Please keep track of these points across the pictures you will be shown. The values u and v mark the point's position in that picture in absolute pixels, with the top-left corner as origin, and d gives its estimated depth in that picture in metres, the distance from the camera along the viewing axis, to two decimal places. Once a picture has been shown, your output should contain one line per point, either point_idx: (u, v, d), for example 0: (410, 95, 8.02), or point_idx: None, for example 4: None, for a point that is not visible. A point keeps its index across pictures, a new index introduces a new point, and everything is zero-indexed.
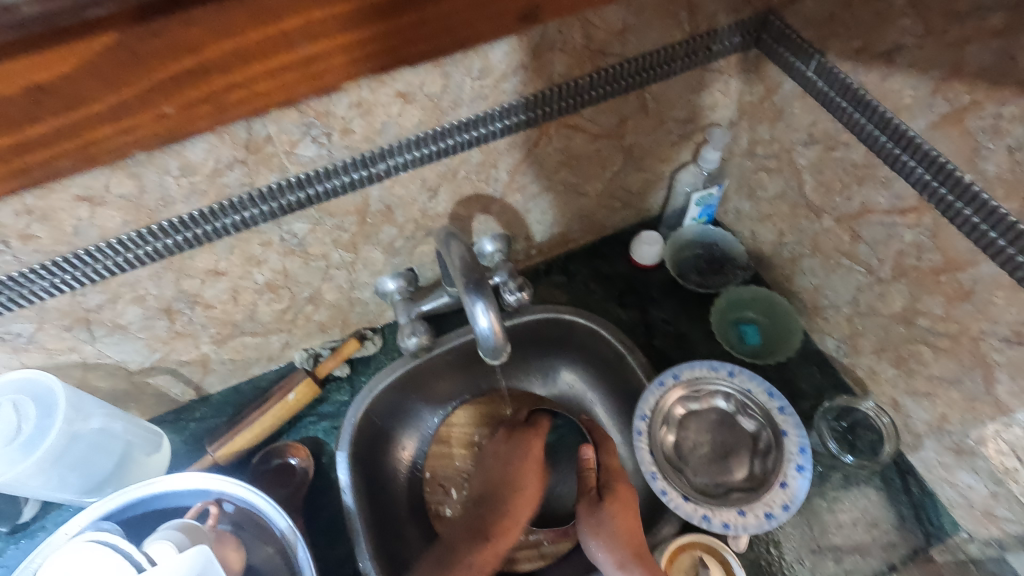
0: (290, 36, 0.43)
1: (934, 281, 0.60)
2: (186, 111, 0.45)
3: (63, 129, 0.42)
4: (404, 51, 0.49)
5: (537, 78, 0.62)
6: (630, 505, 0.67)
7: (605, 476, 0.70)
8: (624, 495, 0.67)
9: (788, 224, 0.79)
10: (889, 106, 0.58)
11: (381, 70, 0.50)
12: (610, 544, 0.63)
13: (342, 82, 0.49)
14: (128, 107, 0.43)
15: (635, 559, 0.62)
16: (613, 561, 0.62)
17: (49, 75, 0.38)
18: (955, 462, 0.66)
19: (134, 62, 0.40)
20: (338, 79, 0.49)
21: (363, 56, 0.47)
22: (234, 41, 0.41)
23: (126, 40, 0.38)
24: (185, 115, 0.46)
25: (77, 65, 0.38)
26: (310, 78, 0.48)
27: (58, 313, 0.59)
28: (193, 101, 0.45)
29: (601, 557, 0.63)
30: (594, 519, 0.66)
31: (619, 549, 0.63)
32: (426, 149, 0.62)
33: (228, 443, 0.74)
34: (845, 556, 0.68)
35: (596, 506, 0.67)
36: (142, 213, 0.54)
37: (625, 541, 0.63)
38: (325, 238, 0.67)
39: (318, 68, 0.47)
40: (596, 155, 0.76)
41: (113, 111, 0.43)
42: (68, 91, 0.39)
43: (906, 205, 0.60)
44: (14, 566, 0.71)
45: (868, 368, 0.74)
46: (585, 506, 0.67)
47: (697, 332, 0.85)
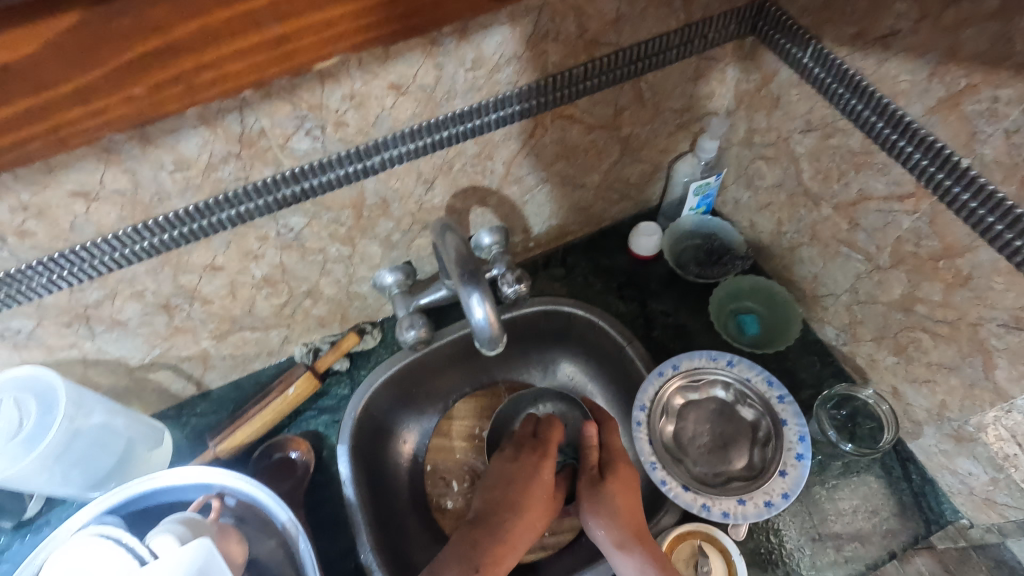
0: (257, 15, 0.42)
1: (933, 267, 0.60)
2: (158, 93, 0.44)
3: (33, 112, 0.41)
4: (375, 30, 0.48)
5: (531, 69, 0.61)
6: (630, 488, 0.69)
7: (609, 457, 0.72)
8: (625, 476, 0.69)
9: (786, 213, 0.79)
10: (886, 92, 0.57)
11: (352, 49, 0.49)
12: (610, 524, 0.65)
13: (314, 63, 0.48)
14: (97, 89, 0.42)
15: (635, 539, 0.64)
16: (613, 541, 0.64)
17: (12, 54, 0.37)
18: (955, 449, 0.66)
19: (102, 41, 0.39)
20: (311, 59, 0.48)
21: (337, 34, 0.47)
22: (198, 20, 0.41)
23: (87, 18, 0.38)
24: (157, 97, 0.45)
25: (41, 44, 0.37)
26: (283, 59, 0.47)
27: (56, 309, 0.59)
28: (165, 82, 0.44)
29: (600, 535, 0.65)
30: (595, 498, 0.68)
31: (620, 530, 0.64)
32: (421, 141, 0.62)
33: (228, 438, 0.74)
34: (846, 544, 0.68)
35: (597, 486, 0.68)
36: (137, 208, 0.54)
37: (625, 522, 0.65)
38: (322, 232, 0.67)
39: (293, 47, 0.46)
40: (593, 146, 0.75)
41: (83, 94, 0.42)
42: (32, 72, 0.39)
43: (904, 191, 0.60)
44: (19, 561, 0.72)
45: (868, 356, 0.73)
46: (587, 491, 0.68)
47: (696, 323, 0.85)
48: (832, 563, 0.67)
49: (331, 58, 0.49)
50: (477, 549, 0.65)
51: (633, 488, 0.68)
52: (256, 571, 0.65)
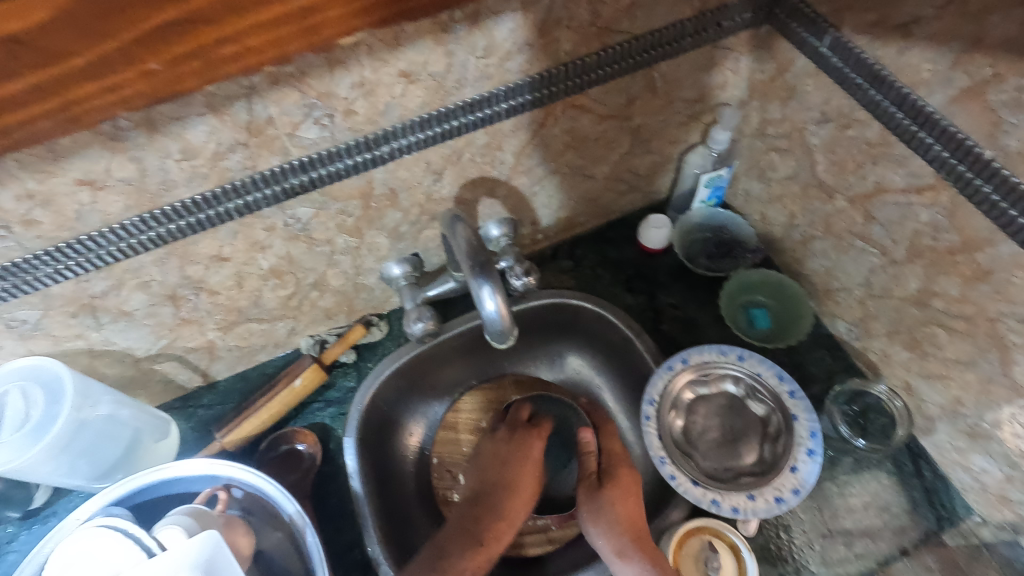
0: None
1: (951, 261, 0.59)
2: (174, 68, 0.45)
3: (45, 85, 0.41)
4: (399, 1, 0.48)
5: (543, 56, 0.60)
6: (630, 492, 0.69)
7: (607, 461, 0.73)
8: (624, 482, 0.70)
9: (799, 206, 0.78)
10: (906, 82, 0.56)
11: (377, 24, 0.49)
12: (608, 531, 0.65)
13: (337, 37, 0.49)
14: (112, 63, 0.42)
15: (633, 545, 0.64)
16: (613, 549, 0.64)
17: (23, 21, 0.38)
18: (969, 445, 0.65)
19: (120, 9, 0.40)
20: (334, 34, 0.48)
21: (357, 8, 0.47)
22: None
23: None
24: (173, 73, 0.45)
25: (54, 10, 0.38)
26: (305, 33, 0.47)
27: (62, 299, 0.59)
28: (181, 57, 0.44)
29: (600, 544, 0.65)
30: (593, 504, 0.68)
31: (619, 537, 0.65)
32: (430, 130, 0.61)
33: (235, 430, 0.74)
34: (856, 540, 0.67)
35: (596, 492, 0.69)
36: (144, 197, 0.53)
37: (624, 529, 0.66)
38: (329, 223, 0.66)
39: (314, 22, 0.46)
40: (603, 136, 0.74)
41: (98, 68, 0.42)
42: (46, 41, 0.39)
43: (923, 184, 0.58)
44: (26, 552, 0.72)
45: (880, 352, 0.73)
46: (586, 496, 0.70)
47: (705, 317, 0.84)
48: (842, 560, 0.66)
49: (353, 35, 0.49)
50: (468, 553, 0.68)
51: (632, 496, 0.69)
52: (264, 563, 0.66)
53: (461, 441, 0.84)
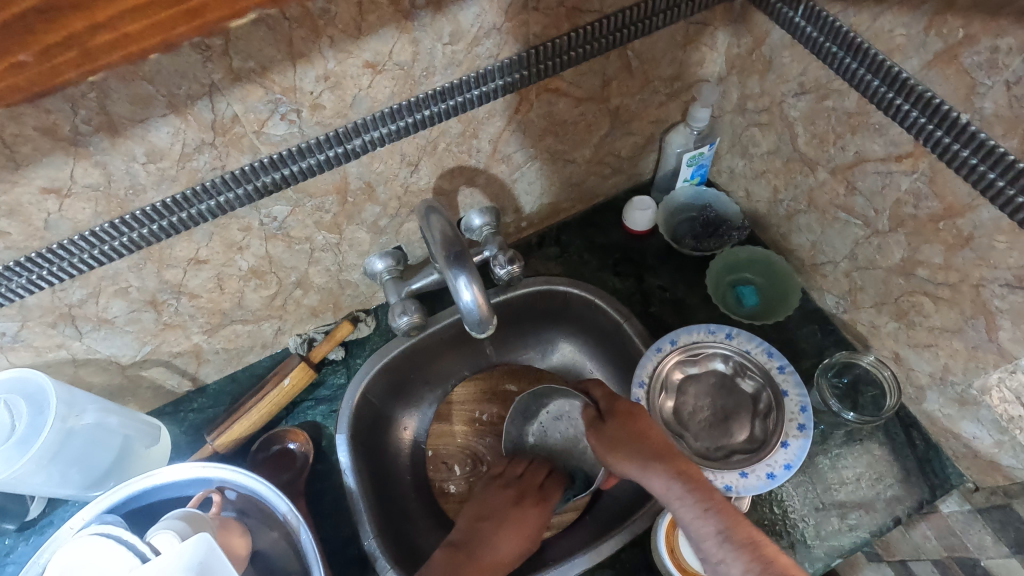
0: None
1: (933, 229, 0.58)
2: (46, 60, 0.32)
3: None
4: None
5: (513, 40, 0.59)
6: (640, 418, 0.68)
7: (607, 400, 0.71)
8: (623, 408, 0.69)
9: (782, 180, 0.77)
10: (881, 48, 0.55)
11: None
12: (632, 452, 0.64)
13: (229, 19, 0.35)
14: None
15: (657, 457, 0.63)
16: (641, 463, 0.63)
17: None
18: (958, 413, 0.65)
19: None
20: (224, 15, 0.35)
21: None
22: None
23: None
24: (47, 66, 0.33)
25: None
26: (191, 16, 0.34)
27: (40, 310, 0.58)
28: (55, 46, 0.32)
29: (626, 468, 0.64)
30: (604, 436, 0.67)
31: (643, 453, 0.64)
32: (401, 121, 0.60)
33: (227, 431, 0.74)
34: (850, 511, 0.68)
35: (600, 423, 0.69)
36: (113, 203, 0.53)
37: (649, 445, 0.65)
38: (307, 220, 0.66)
39: None
40: (581, 120, 0.73)
41: None
42: None
43: (902, 151, 0.58)
44: (24, 562, 0.72)
45: (868, 323, 0.72)
46: (595, 434, 0.68)
47: (693, 296, 0.84)
48: (836, 532, 0.67)
49: (247, 14, 0.36)
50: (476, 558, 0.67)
51: (637, 416, 0.67)
52: (260, 563, 0.66)
53: (456, 432, 0.83)
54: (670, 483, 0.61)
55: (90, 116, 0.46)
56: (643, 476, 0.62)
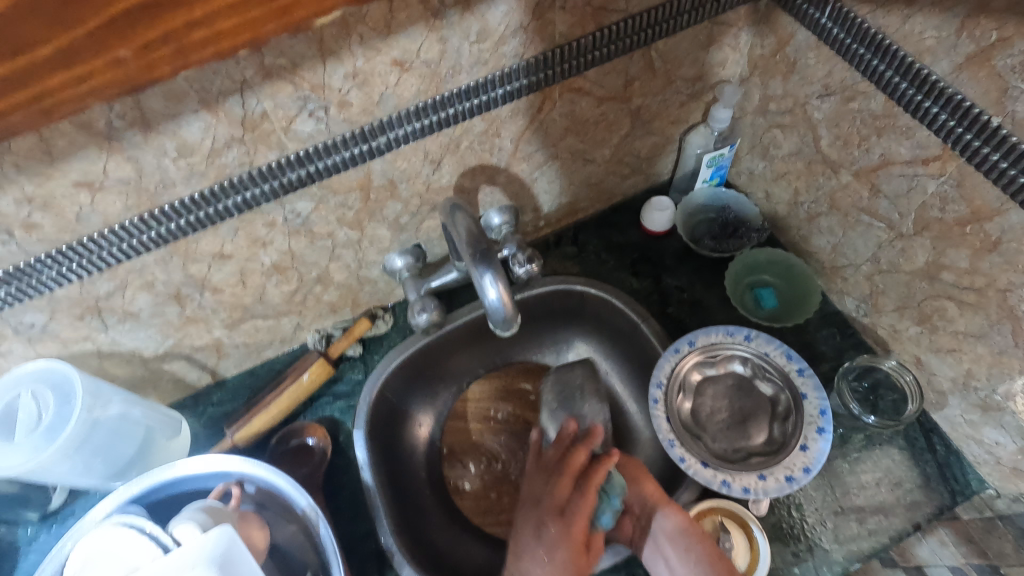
0: None
1: (960, 233, 0.58)
2: (147, 54, 0.40)
3: None
4: None
5: (538, 39, 0.59)
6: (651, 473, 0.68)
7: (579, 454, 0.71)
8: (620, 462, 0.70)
9: (803, 182, 0.76)
10: (910, 50, 0.55)
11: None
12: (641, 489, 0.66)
13: (313, 17, 0.44)
14: (80, 51, 0.38)
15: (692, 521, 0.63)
16: (678, 524, 0.62)
17: None
18: (981, 419, 0.65)
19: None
20: (310, 14, 0.44)
21: None
22: None
23: None
24: (143, 60, 0.40)
25: None
26: (280, 14, 0.42)
27: (68, 302, 0.59)
28: (152, 42, 0.39)
29: (640, 499, 0.65)
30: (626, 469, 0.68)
31: (652, 496, 0.65)
32: (426, 119, 0.60)
33: (245, 426, 0.75)
34: (869, 516, 0.67)
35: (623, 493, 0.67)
36: (143, 197, 0.53)
37: (657, 493, 0.66)
38: (330, 217, 0.66)
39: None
40: (602, 119, 0.73)
41: (65, 56, 0.38)
42: None
43: (929, 154, 0.57)
44: (47, 551, 0.73)
45: (890, 328, 0.72)
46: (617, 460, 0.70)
47: (711, 298, 0.84)
48: (855, 536, 0.66)
49: (330, 13, 0.45)
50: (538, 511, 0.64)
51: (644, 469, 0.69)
52: (279, 558, 0.67)
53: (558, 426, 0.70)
54: (684, 526, 0.62)
55: (124, 111, 0.46)
56: (676, 535, 0.61)
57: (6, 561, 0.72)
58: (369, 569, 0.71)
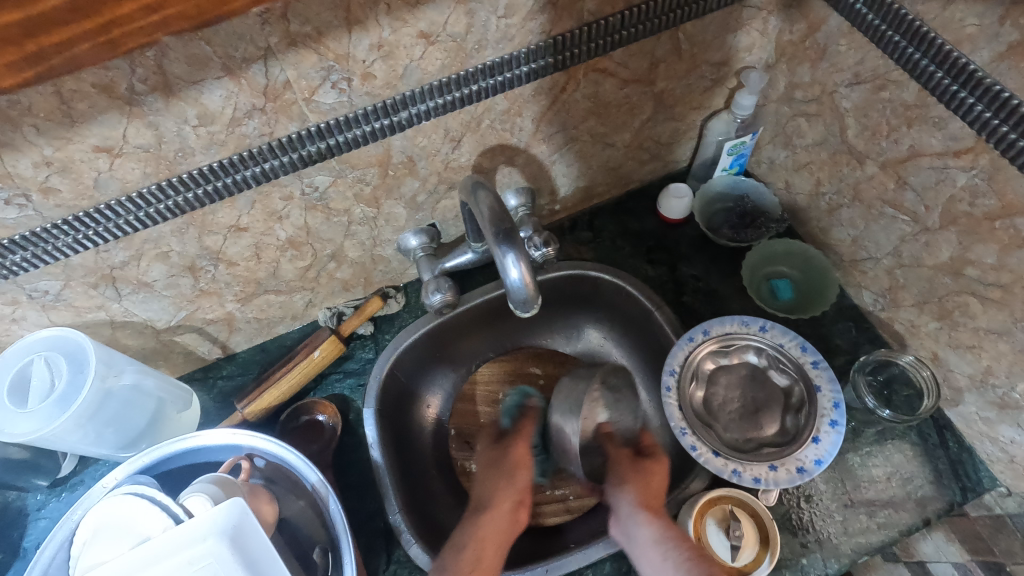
0: None
1: (988, 228, 0.57)
2: None
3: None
4: None
5: (566, 17, 0.58)
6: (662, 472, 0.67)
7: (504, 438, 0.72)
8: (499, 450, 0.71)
9: (826, 173, 0.75)
10: (949, 38, 0.53)
11: None
12: (631, 487, 0.64)
13: None
14: None
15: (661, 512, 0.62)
16: (638, 505, 0.62)
17: None
18: (997, 417, 0.64)
19: None
20: None
21: None
22: None
23: None
24: None
25: None
26: None
27: (83, 270, 0.59)
28: None
29: (624, 497, 0.63)
30: (624, 470, 0.66)
31: (641, 493, 0.63)
32: (449, 95, 0.59)
33: (256, 401, 0.74)
34: (879, 510, 0.67)
35: (637, 458, 0.67)
36: (162, 165, 0.52)
37: (646, 491, 0.64)
38: (347, 192, 0.65)
39: None
40: (626, 102, 0.72)
41: None
42: None
43: (962, 146, 0.56)
44: (56, 518, 0.73)
45: (908, 322, 0.71)
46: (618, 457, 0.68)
47: (726, 287, 0.83)
48: (865, 530, 0.66)
49: None
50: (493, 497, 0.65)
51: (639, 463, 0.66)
52: (287, 532, 0.67)
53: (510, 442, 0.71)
54: (660, 535, 0.60)
55: (147, 76, 0.45)
56: (629, 519, 0.62)
57: (15, 528, 0.72)
58: (377, 545, 0.72)
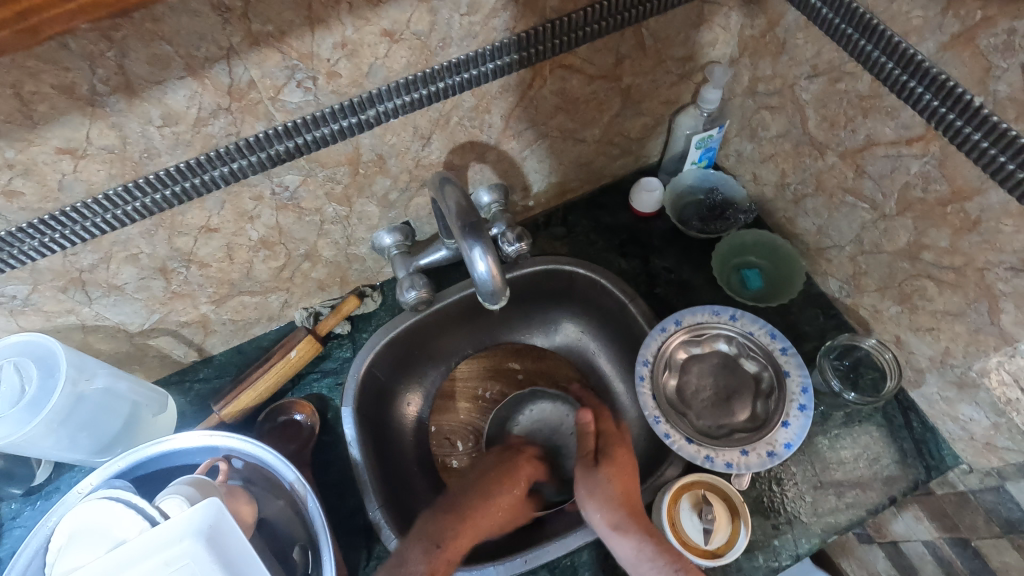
0: None
1: (941, 213, 0.59)
2: None
3: None
4: None
5: (529, 13, 0.59)
6: (625, 468, 0.68)
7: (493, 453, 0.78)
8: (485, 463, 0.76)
9: (790, 164, 0.77)
10: (897, 30, 0.55)
11: None
12: (603, 505, 0.64)
13: None
14: None
15: (631, 518, 0.62)
16: (609, 523, 0.62)
17: None
18: (957, 396, 0.66)
19: None
20: None
21: None
22: None
23: None
24: None
25: None
26: None
27: (51, 273, 0.58)
28: None
29: (596, 518, 0.63)
30: (592, 481, 0.67)
31: (614, 511, 0.63)
32: (416, 93, 0.60)
33: (232, 403, 0.74)
34: (847, 490, 0.69)
35: (592, 469, 0.68)
36: (127, 166, 0.52)
37: (619, 501, 0.64)
38: (318, 191, 0.66)
39: None
40: (593, 98, 0.73)
41: None
42: None
43: (913, 134, 0.58)
44: (31, 527, 0.72)
45: (871, 308, 0.73)
46: (582, 469, 0.69)
47: (698, 278, 0.85)
48: (834, 510, 0.68)
49: None
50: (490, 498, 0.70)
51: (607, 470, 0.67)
52: (267, 532, 0.67)
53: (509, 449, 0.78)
54: (637, 552, 0.60)
55: (108, 77, 0.46)
56: (605, 539, 0.62)
57: None
58: (357, 542, 0.72)
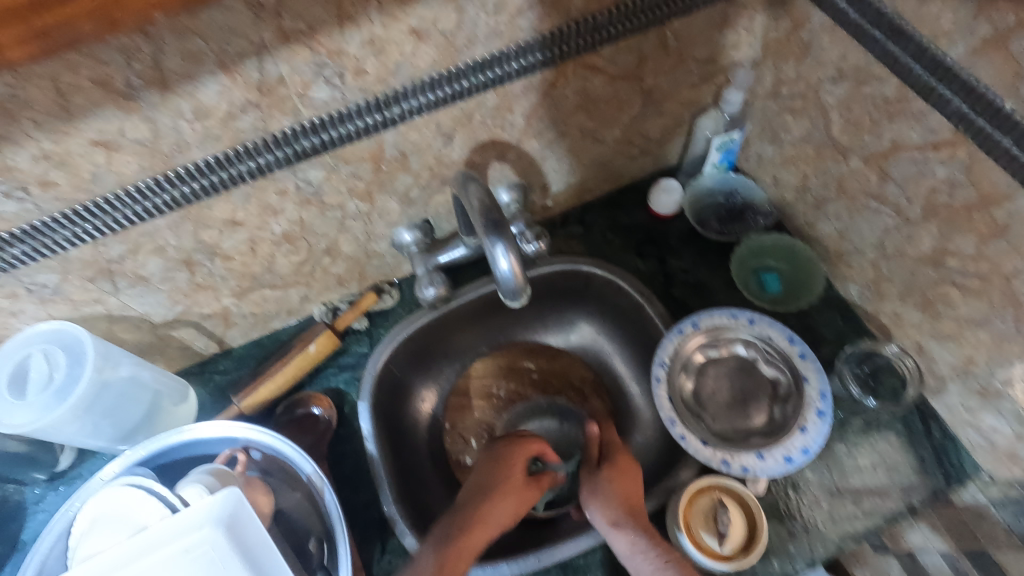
0: None
1: (967, 219, 0.58)
2: None
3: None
4: None
5: (554, 13, 0.59)
6: (629, 472, 0.69)
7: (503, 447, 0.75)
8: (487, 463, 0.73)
9: (812, 167, 0.77)
10: (926, 33, 0.55)
11: None
12: (604, 505, 0.65)
13: None
14: None
15: (626, 515, 0.64)
16: (608, 519, 0.64)
17: None
18: (979, 404, 0.65)
19: None
20: None
21: None
22: None
23: None
24: None
25: None
26: None
27: (81, 263, 0.60)
28: None
29: (596, 517, 0.65)
30: (593, 483, 0.69)
31: (612, 508, 0.65)
32: (440, 91, 0.60)
33: (254, 393, 0.76)
34: (865, 498, 0.68)
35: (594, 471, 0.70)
36: (157, 159, 0.53)
37: (619, 501, 0.65)
38: (341, 187, 0.66)
39: None
40: (614, 98, 0.73)
41: None
42: None
43: (940, 139, 0.58)
44: (54, 511, 0.74)
45: (892, 314, 0.73)
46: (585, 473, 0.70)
47: (716, 281, 0.84)
48: (850, 517, 0.67)
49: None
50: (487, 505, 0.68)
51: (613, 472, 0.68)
52: (283, 522, 0.68)
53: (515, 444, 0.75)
54: (631, 548, 0.61)
55: (143, 71, 0.46)
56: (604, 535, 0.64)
57: (13, 521, 0.73)
58: (372, 536, 0.73)
